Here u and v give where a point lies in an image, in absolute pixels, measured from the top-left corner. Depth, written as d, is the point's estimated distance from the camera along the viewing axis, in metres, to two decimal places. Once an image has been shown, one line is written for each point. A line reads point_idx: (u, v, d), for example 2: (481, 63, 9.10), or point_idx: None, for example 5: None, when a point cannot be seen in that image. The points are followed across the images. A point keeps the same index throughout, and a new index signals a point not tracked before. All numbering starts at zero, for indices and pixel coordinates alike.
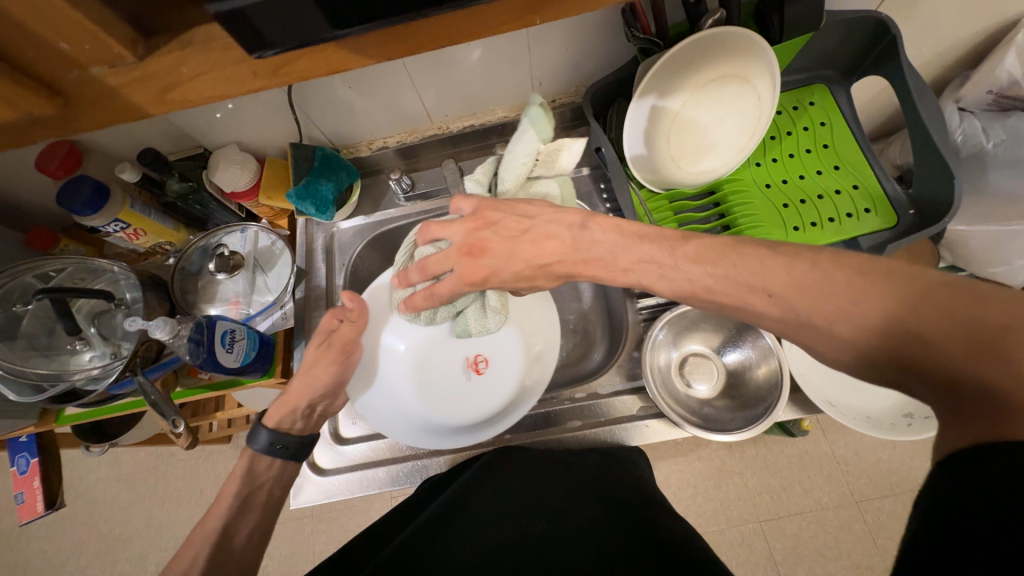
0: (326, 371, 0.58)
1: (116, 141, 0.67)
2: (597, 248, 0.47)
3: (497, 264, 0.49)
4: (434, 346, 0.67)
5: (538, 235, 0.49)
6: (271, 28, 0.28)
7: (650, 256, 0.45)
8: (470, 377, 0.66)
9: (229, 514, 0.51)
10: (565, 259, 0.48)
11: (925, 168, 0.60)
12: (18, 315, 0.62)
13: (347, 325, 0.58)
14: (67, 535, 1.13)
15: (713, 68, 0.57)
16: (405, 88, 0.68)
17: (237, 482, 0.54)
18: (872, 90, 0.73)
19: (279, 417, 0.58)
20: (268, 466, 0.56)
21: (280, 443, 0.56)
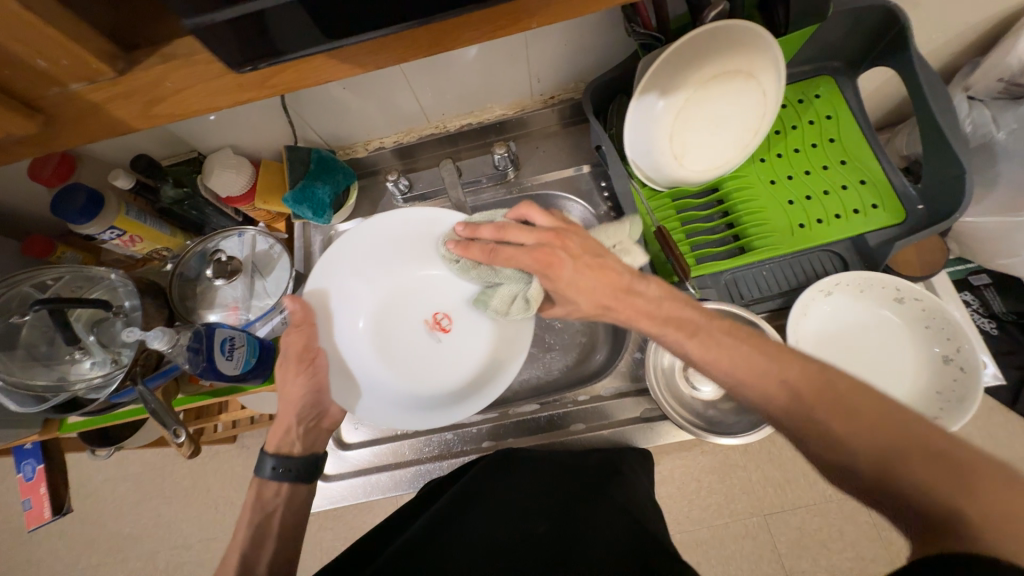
0: (296, 384, 0.58)
1: (109, 147, 0.66)
2: (644, 296, 0.50)
3: (567, 257, 0.51)
4: (390, 322, 0.66)
5: (607, 262, 0.51)
6: (253, 44, 0.27)
7: (680, 316, 0.48)
8: (440, 338, 0.66)
9: (244, 546, 0.52)
10: (610, 290, 0.50)
11: (934, 162, 0.58)
12: (16, 325, 0.61)
13: (294, 331, 0.58)
14: (76, 535, 1.14)
15: (719, 62, 0.55)
16: (400, 87, 0.66)
17: (250, 510, 0.54)
18: (879, 80, 0.71)
19: (278, 441, 0.58)
20: (275, 493, 0.56)
21: (284, 468, 0.56)
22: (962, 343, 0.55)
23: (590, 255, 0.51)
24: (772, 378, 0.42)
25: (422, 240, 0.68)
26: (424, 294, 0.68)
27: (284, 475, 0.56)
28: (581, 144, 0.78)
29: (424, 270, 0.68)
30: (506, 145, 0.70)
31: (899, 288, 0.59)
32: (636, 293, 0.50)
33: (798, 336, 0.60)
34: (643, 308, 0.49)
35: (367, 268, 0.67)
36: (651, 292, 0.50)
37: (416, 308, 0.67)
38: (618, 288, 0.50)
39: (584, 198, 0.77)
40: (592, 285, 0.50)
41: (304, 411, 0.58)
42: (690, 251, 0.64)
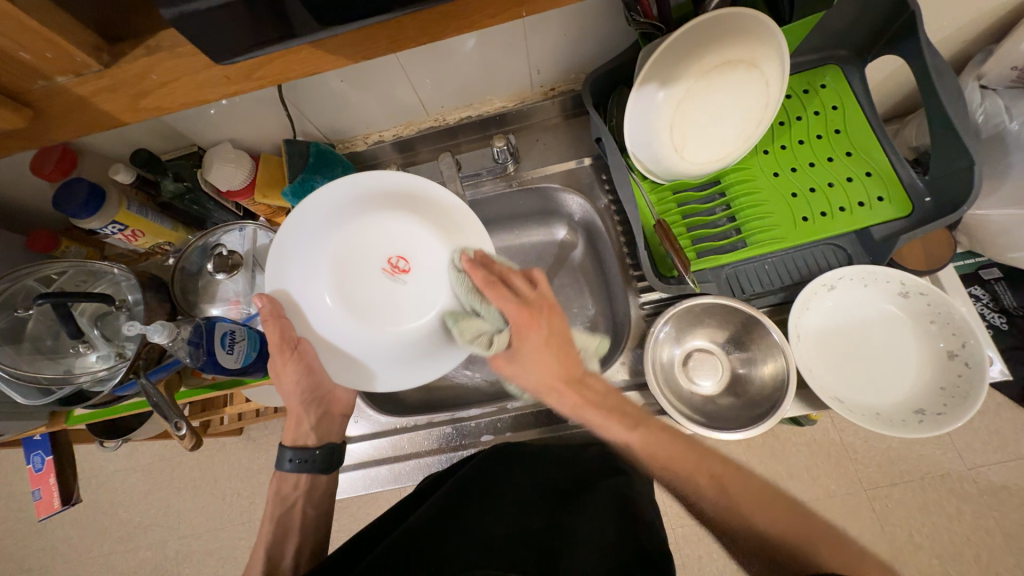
0: (292, 375, 0.58)
1: (108, 142, 0.66)
2: (593, 393, 0.53)
3: (544, 329, 0.54)
4: (353, 281, 0.61)
5: (571, 347, 0.55)
6: (233, 38, 0.27)
7: (624, 408, 0.51)
8: (405, 280, 0.62)
9: (270, 539, 0.55)
10: (565, 378, 0.53)
11: (940, 154, 0.57)
12: (22, 319, 0.62)
13: (268, 328, 0.55)
14: (88, 524, 1.16)
15: (720, 52, 0.53)
16: (398, 80, 0.66)
17: (272, 503, 0.57)
18: (888, 70, 0.70)
19: (294, 434, 0.61)
20: (293, 486, 0.59)
21: (302, 458, 0.59)
22: (967, 338, 0.55)
23: (559, 341, 0.55)
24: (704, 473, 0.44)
25: (363, 194, 0.60)
26: (372, 242, 0.61)
27: (302, 466, 0.59)
28: (581, 137, 0.77)
29: (365, 220, 0.60)
30: (505, 138, 0.69)
31: (905, 283, 0.58)
32: (586, 385, 0.53)
33: (799, 330, 0.60)
34: (592, 399, 0.52)
35: (314, 241, 0.60)
36: (600, 387, 0.54)
37: (371, 259, 0.61)
38: (572, 376, 0.54)
39: (584, 191, 0.75)
40: (545, 361, 0.54)
41: (307, 396, 0.60)
42: (690, 245, 0.63)
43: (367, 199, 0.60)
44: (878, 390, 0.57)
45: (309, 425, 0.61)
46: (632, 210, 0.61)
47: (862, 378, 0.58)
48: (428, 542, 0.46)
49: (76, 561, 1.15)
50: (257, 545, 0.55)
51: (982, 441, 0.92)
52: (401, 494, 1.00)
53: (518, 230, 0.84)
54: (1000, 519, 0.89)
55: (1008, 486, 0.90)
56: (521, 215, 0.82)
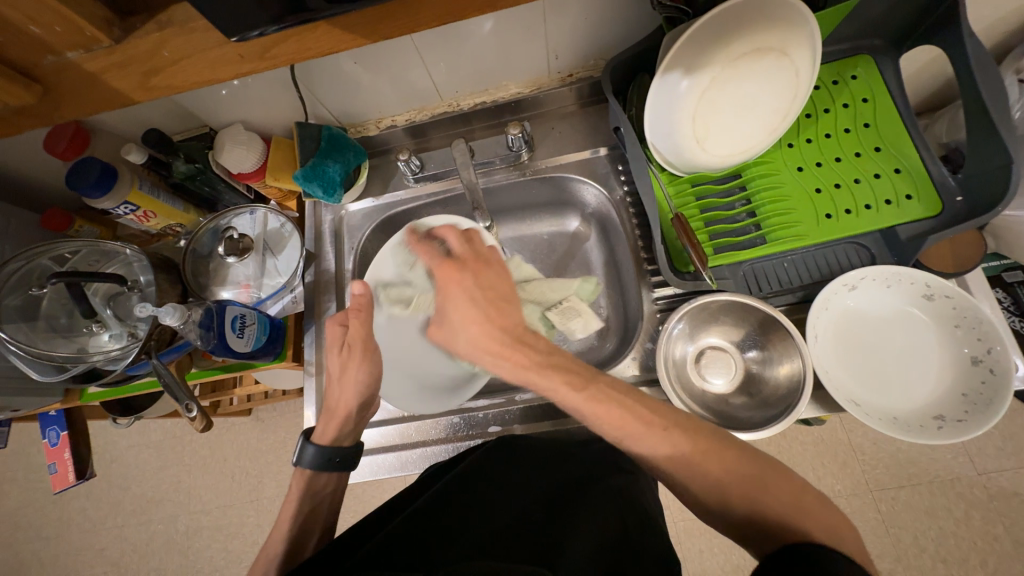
0: (358, 372, 0.57)
1: (121, 121, 0.66)
2: (537, 348, 0.45)
3: (468, 280, 0.47)
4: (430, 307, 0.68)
5: (508, 302, 0.47)
6: (244, 13, 0.27)
7: (575, 367, 0.44)
8: None
9: (292, 535, 0.55)
10: (504, 336, 0.45)
11: (976, 150, 0.54)
12: (35, 298, 0.62)
13: (355, 318, 0.57)
14: (102, 498, 1.19)
15: (748, 39, 0.51)
16: (412, 62, 0.64)
17: (303, 500, 0.56)
18: (922, 61, 0.67)
19: (333, 431, 0.59)
20: (325, 483, 0.58)
21: (336, 457, 0.58)
22: (993, 344, 0.53)
23: (490, 296, 0.46)
24: (656, 425, 0.41)
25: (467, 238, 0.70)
26: None
27: (329, 464, 0.58)
28: (598, 126, 0.75)
29: None
30: (520, 125, 0.67)
31: (930, 284, 0.56)
32: (524, 341, 0.45)
33: (815, 330, 0.58)
34: (529, 362, 0.44)
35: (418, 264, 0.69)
36: (543, 347, 0.45)
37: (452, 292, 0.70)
38: (511, 330, 0.45)
39: (600, 182, 0.73)
40: (473, 316, 0.46)
41: (362, 401, 0.58)
42: (708, 240, 0.62)
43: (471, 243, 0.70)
44: (897, 394, 0.56)
45: (350, 429, 0.60)
46: (650, 202, 0.59)
47: (880, 383, 0.57)
48: (424, 533, 0.46)
49: (90, 532, 1.18)
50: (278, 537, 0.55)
51: (994, 447, 0.90)
52: (406, 479, 1.00)
53: (530, 219, 0.83)
54: (1010, 526, 0.87)
55: (1019, 493, 0.88)
56: (532, 206, 0.81)
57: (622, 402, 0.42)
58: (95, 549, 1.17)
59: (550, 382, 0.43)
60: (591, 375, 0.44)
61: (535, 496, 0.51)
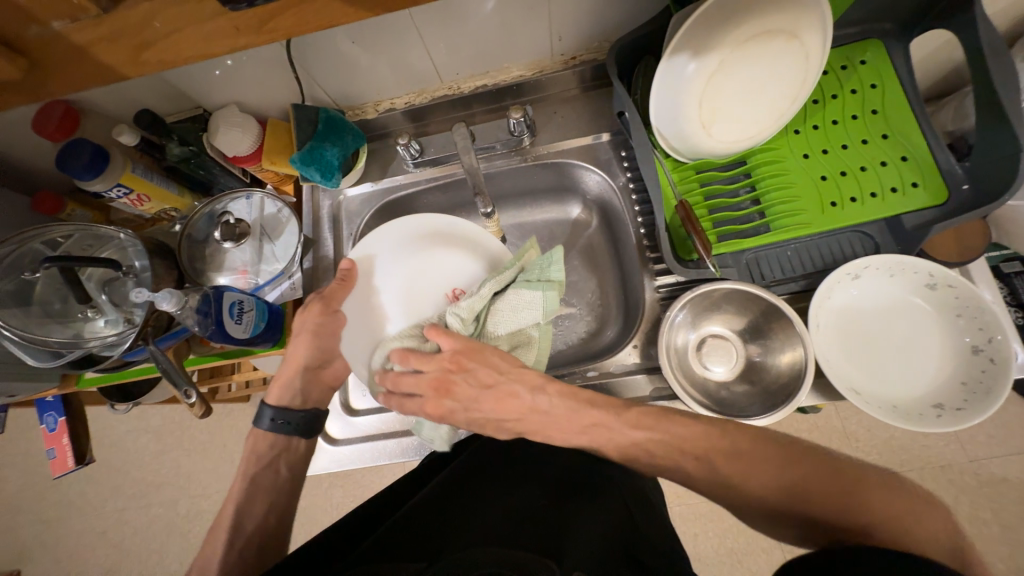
0: (309, 321, 0.60)
1: (111, 101, 0.64)
2: (543, 416, 0.52)
3: (456, 406, 0.53)
4: (415, 300, 0.65)
5: (506, 386, 0.53)
6: None
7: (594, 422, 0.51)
8: None
9: (239, 500, 0.57)
10: (519, 420, 0.53)
11: (985, 137, 0.54)
12: (29, 282, 0.61)
13: (340, 286, 0.61)
14: (101, 482, 1.20)
15: (759, 21, 0.50)
16: (413, 42, 0.62)
17: (247, 461, 0.58)
18: (932, 45, 0.66)
19: (277, 395, 0.62)
20: (269, 447, 0.60)
21: (281, 420, 0.60)
22: (994, 334, 0.53)
23: (490, 395, 0.53)
24: (687, 454, 0.46)
25: (435, 227, 0.67)
26: (435, 269, 0.66)
27: (280, 427, 0.61)
28: (602, 110, 0.73)
29: (425, 250, 0.67)
30: (522, 110, 0.66)
31: (933, 273, 0.56)
32: (537, 412, 0.52)
33: (818, 319, 0.58)
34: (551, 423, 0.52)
35: (389, 272, 0.65)
36: (555, 410, 0.52)
37: (432, 283, 0.66)
38: (521, 411, 0.53)
39: (602, 168, 0.72)
40: (491, 414, 0.53)
41: (310, 359, 0.61)
42: (711, 228, 0.61)
43: (444, 234, 0.67)
44: (896, 382, 0.56)
45: (296, 388, 0.62)
46: (654, 189, 0.58)
47: (879, 371, 0.57)
48: (429, 523, 0.45)
49: (90, 515, 1.18)
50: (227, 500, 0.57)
51: (986, 435, 0.91)
52: (404, 465, 1.01)
53: (531, 206, 0.82)
54: (996, 510, 0.89)
55: (1007, 479, 0.89)
56: (535, 192, 0.80)
57: (648, 437, 0.48)
58: (96, 532, 1.17)
59: (579, 440, 0.52)
60: (616, 429, 0.50)
61: (537, 484, 0.51)
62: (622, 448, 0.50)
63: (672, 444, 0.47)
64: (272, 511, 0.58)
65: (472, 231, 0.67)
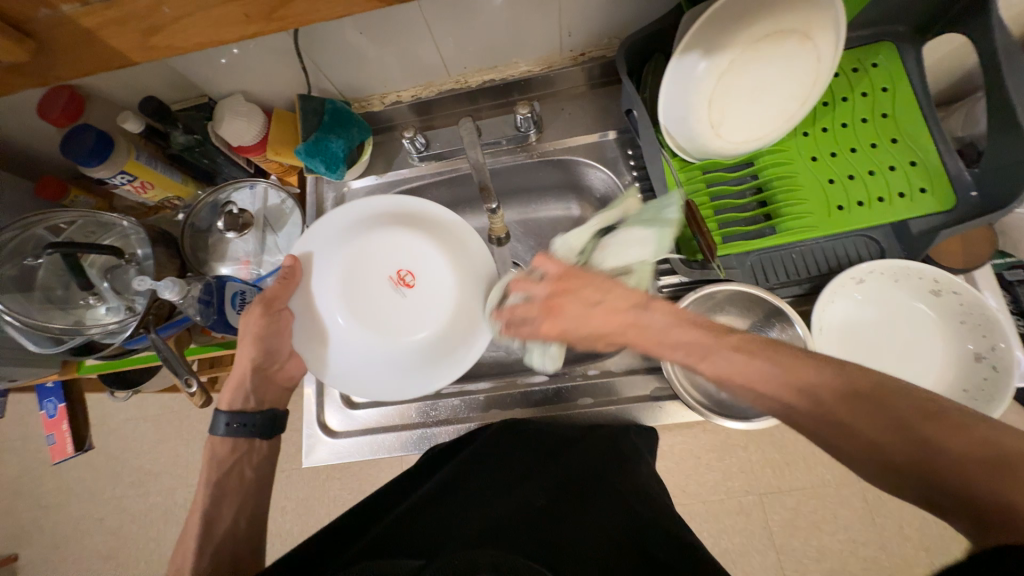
0: (253, 324, 0.58)
1: (117, 87, 0.63)
2: (653, 333, 0.46)
3: (569, 321, 0.49)
4: (359, 285, 0.64)
5: (614, 297, 0.48)
6: None
7: (687, 339, 0.44)
8: (406, 294, 0.65)
9: (207, 502, 0.54)
10: (624, 336, 0.47)
11: (995, 144, 0.53)
12: (31, 268, 0.61)
13: (281, 284, 0.59)
14: (99, 468, 1.20)
15: (771, 21, 0.49)
16: (420, 34, 0.62)
17: (207, 468, 0.55)
18: (943, 49, 0.65)
19: (230, 398, 0.59)
20: (231, 449, 0.57)
21: (238, 422, 0.58)
22: (998, 341, 0.52)
23: (601, 307, 0.48)
24: (788, 388, 0.38)
25: (381, 207, 0.65)
26: (374, 256, 0.65)
27: (239, 430, 0.57)
28: (609, 108, 0.73)
29: (362, 237, 0.64)
30: (529, 105, 0.66)
31: (938, 280, 0.55)
32: (641, 327, 0.46)
33: (822, 323, 0.58)
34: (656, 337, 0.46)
35: (332, 260, 0.64)
36: (663, 323, 0.46)
37: (373, 270, 0.65)
38: (624, 317, 0.47)
39: (608, 166, 0.72)
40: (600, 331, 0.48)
41: (258, 357, 0.59)
42: (717, 229, 0.61)
43: (389, 213, 0.65)
44: None
45: (248, 389, 0.60)
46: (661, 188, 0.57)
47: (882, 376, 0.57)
48: (427, 520, 0.46)
49: (88, 501, 1.19)
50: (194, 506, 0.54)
51: None
52: (401, 459, 1.01)
53: (535, 202, 0.81)
54: None
55: None
56: (540, 188, 0.79)
57: (749, 362, 0.40)
58: (94, 518, 1.18)
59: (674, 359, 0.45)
60: (711, 349, 0.42)
61: (537, 484, 0.51)
62: (717, 376, 0.42)
63: (781, 377, 0.39)
64: (242, 514, 0.56)
65: (423, 207, 0.65)
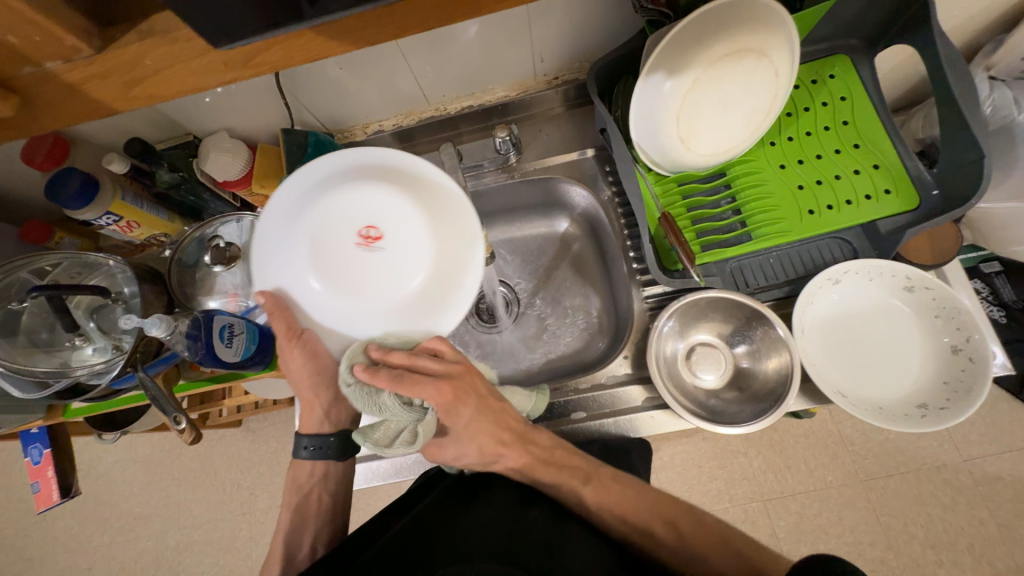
0: (297, 361, 0.57)
1: (101, 130, 0.64)
2: (545, 447, 0.54)
3: (473, 396, 0.51)
4: (328, 257, 0.55)
5: (505, 409, 0.54)
6: (231, 22, 0.27)
7: (572, 462, 0.53)
8: (385, 253, 0.56)
9: (287, 530, 0.59)
10: (512, 455, 0.52)
11: (951, 145, 0.56)
12: (15, 312, 0.60)
13: (275, 319, 0.55)
14: (87, 516, 1.16)
15: (728, 41, 0.52)
16: (399, 68, 0.64)
17: (289, 492, 0.60)
18: (896, 59, 0.68)
19: (309, 422, 0.60)
20: (309, 474, 0.61)
21: (315, 446, 0.59)
22: (972, 333, 0.54)
23: (492, 409, 0.52)
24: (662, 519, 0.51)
25: (325, 167, 0.55)
26: (335, 224, 0.55)
27: (319, 453, 0.60)
28: (585, 128, 0.75)
29: (310, 208, 0.55)
30: (507, 129, 0.68)
31: (910, 277, 0.57)
32: (531, 442, 0.53)
33: (803, 323, 0.59)
34: (539, 456, 0.52)
35: (290, 242, 0.55)
36: (546, 442, 0.54)
37: (340, 238, 0.55)
38: (516, 436, 0.53)
39: (588, 183, 0.74)
40: (484, 432, 0.51)
41: (317, 380, 0.58)
42: (695, 239, 0.63)
43: (336, 174, 0.55)
44: (883, 382, 0.57)
45: (323, 415, 0.60)
46: (637, 201, 0.59)
47: (870, 372, 0.58)
48: (423, 540, 0.45)
49: (76, 551, 1.15)
50: (275, 533, 0.59)
51: (977, 434, 0.89)
52: (400, 486, 0.99)
53: (519, 221, 0.82)
54: (995, 511, 0.86)
55: (1003, 478, 0.87)
56: (523, 207, 0.81)
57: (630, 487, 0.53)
58: (82, 568, 1.14)
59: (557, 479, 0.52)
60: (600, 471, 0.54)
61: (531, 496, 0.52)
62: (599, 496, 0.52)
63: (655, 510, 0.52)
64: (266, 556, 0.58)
65: (398, 159, 0.56)
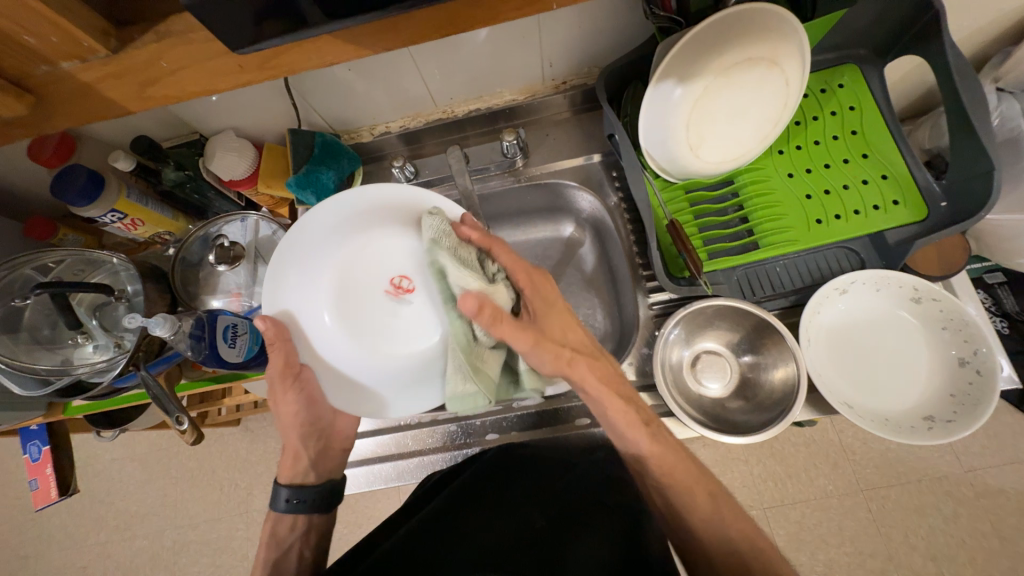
0: (290, 401, 0.57)
1: (108, 127, 0.64)
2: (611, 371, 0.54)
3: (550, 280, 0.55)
4: (350, 295, 0.57)
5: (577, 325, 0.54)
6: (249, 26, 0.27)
7: (637, 399, 0.54)
8: (408, 301, 0.58)
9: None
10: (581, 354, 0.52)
11: (959, 157, 0.56)
12: (18, 308, 0.60)
13: (274, 351, 0.53)
14: (83, 514, 1.16)
15: (740, 49, 0.52)
16: (407, 70, 0.64)
17: (267, 547, 0.53)
18: (905, 69, 0.68)
19: (291, 472, 0.59)
20: (289, 529, 0.55)
21: (298, 498, 0.56)
22: (980, 346, 0.54)
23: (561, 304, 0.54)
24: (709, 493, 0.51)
25: (370, 203, 0.58)
26: (364, 263, 0.58)
27: (300, 506, 0.56)
28: (592, 133, 0.75)
29: (346, 240, 0.57)
30: (514, 133, 0.68)
31: (917, 288, 0.57)
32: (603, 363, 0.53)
33: (809, 333, 0.59)
34: (610, 379, 0.53)
35: (314, 269, 0.56)
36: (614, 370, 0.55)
37: (367, 277, 0.57)
38: (590, 352, 0.53)
39: (594, 189, 0.74)
40: (556, 322, 0.52)
41: (305, 426, 0.59)
42: (702, 246, 0.62)
43: (377, 211, 0.58)
44: (886, 393, 0.57)
45: (308, 462, 0.59)
46: (644, 207, 0.59)
47: (874, 385, 0.58)
48: (422, 552, 0.44)
49: (72, 548, 1.14)
50: None
51: (979, 445, 0.89)
52: (399, 489, 0.99)
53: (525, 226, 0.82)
54: (996, 522, 0.86)
55: (1005, 490, 0.87)
56: (528, 211, 0.81)
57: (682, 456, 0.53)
58: (77, 566, 1.13)
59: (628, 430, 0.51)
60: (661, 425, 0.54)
61: (534, 505, 0.51)
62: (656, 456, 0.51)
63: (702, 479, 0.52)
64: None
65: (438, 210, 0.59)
